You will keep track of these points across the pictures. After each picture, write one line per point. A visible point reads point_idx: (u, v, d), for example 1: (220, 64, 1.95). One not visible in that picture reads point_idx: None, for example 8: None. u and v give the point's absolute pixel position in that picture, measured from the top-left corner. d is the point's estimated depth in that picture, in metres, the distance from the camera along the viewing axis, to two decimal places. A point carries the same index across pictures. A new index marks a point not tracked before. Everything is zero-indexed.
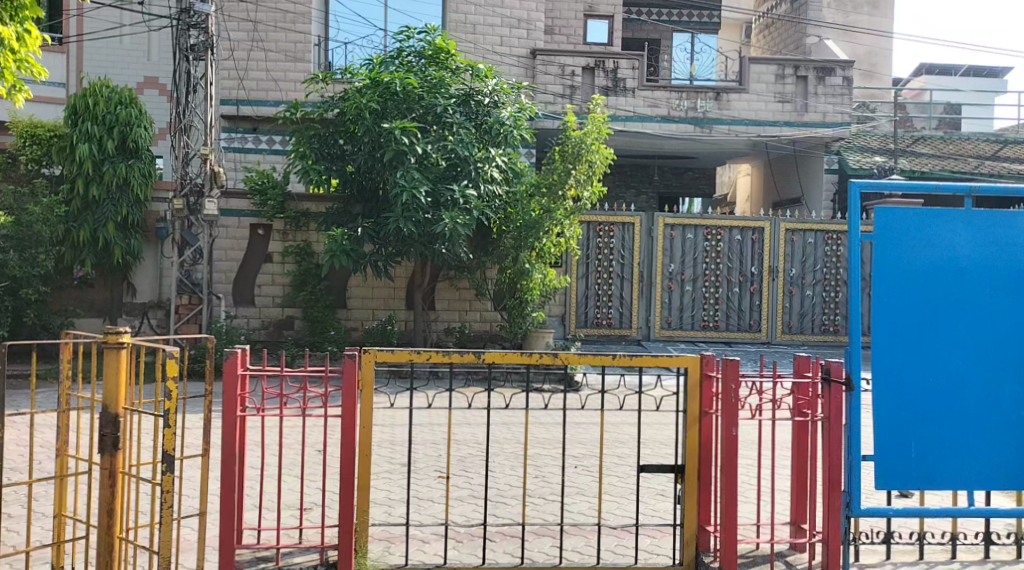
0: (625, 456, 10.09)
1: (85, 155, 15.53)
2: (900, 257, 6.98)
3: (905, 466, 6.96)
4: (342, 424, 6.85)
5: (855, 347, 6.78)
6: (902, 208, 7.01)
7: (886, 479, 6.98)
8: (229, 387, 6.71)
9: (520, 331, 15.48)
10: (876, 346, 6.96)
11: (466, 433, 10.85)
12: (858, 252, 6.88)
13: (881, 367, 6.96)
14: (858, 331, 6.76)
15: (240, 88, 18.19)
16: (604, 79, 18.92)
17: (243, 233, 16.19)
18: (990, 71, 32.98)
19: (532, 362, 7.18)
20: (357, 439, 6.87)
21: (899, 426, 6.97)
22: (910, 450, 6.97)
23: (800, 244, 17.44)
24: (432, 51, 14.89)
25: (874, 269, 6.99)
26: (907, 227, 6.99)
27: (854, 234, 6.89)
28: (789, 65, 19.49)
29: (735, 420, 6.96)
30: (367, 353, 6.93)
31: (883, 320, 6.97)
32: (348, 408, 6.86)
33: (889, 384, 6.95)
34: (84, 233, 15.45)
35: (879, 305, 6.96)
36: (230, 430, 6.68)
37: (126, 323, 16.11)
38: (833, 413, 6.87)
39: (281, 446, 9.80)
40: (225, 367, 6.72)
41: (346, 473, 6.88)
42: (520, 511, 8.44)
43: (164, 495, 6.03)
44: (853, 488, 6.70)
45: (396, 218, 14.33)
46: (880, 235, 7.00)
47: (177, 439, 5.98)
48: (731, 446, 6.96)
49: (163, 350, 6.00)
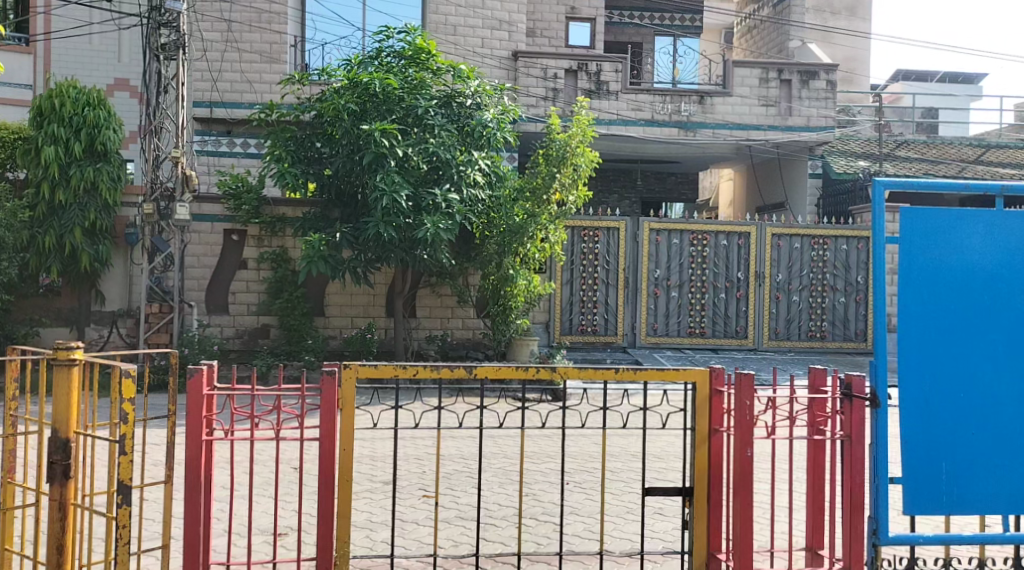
0: (621, 471, 9.58)
1: (50, 158, 14.86)
2: (927, 261, 6.50)
3: (935, 490, 6.48)
4: (321, 445, 6.31)
5: (882, 362, 6.33)
6: (930, 208, 6.53)
7: (915, 503, 6.48)
8: (195, 408, 6.15)
9: (504, 339, 15.02)
10: (902, 357, 6.48)
11: (453, 448, 10.32)
12: (883, 256, 6.39)
13: (908, 382, 6.48)
14: (884, 344, 6.29)
15: (213, 90, 17.67)
16: (587, 82, 18.41)
17: (217, 238, 15.59)
18: (965, 77, 32.70)
19: (527, 376, 6.66)
20: (337, 462, 6.32)
21: (928, 446, 6.48)
22: (940, 471, 6.48)
23: (786, 249, 16.98)
24: (412, 52, 14.37)
25: (899, 272, 6.52)
26: (934, 229, 6.51)
27: (879, 238, 6.40)
28: (772, 68, 19.04)
29: (751, 440, 6.56)
30: (348, 369, 6.36)
31: (909, 329, 6.48)
32: (326, 428, 6.32)
33: (917, 400, 6.46)
34: (50, 238, 14.85)
35: (906, 315, 6.48)
36: (197, 454, 6.14)
37: (94, 333, 15.55)
38: (854, 430, 6.44)
39: (253, 465, 9.27)
40: (190, 385, 6.16)
41: (326, 504, 6.34)
42: (513, 535, 7.92)
43: (120, 529, 5.49)
44: (879, 514, 6.31)
45: (376, 223, 13.75)
46: (906, 238, 6.51)
47: (134, 467, 5.45)
48: (746, 467, 6.58)
49: (119, 369, 5.45)
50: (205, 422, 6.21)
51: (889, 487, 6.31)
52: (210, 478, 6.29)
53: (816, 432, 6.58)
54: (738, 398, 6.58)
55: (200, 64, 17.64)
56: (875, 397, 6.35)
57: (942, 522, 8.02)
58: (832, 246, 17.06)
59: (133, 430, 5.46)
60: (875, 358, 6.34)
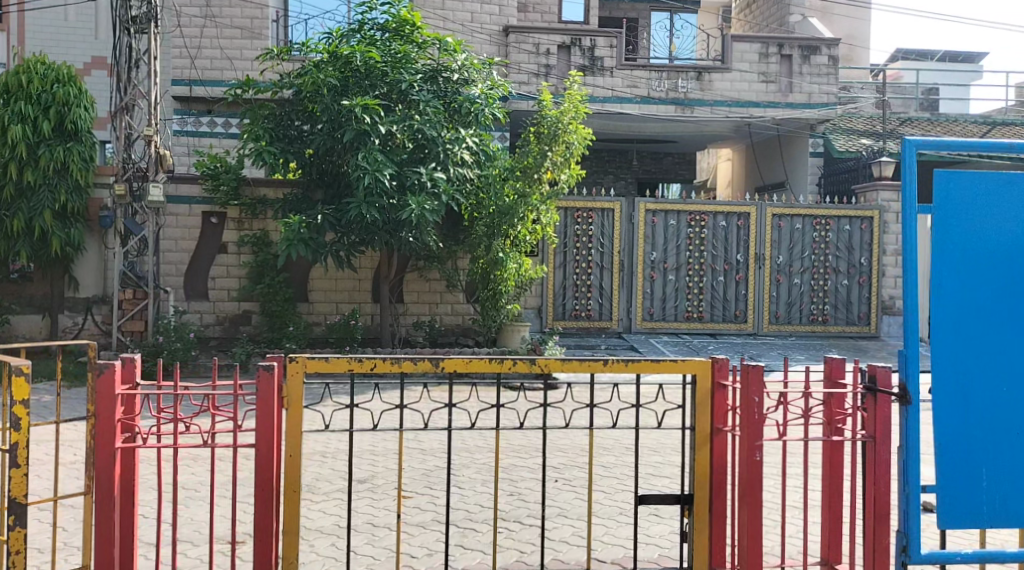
0: (613, 467, 8.87)
1: (17, 137, 13.98)
2: (966, 234, 5.78)
3: (974, 500, 5.78)
4: (257, 451, 5.68)
5: (912, 352, 5.62)
6: (968, 172, 5.80)
7: (952, 514, 5.77)
8: (107, 411, 5.66)
9: (494, 325, 14.24)
10: (936, 346, 5.78)
11: (432, 443, 9.61)
12: (915, 229, 5.67)
13: (943, 377, 5.77)
14: (915, 332, 5.57)
15: (191, 67, 16.92)
16: (581, 58, 17.66)
17: (195, 221, 14.81)
18: (966, 57, 31.89)
19: (504, 369, 5.94)
20: (276, 466, 5.71)
21: (966, 449, 5.78)
22: (980, 478, 5.78)
23: (787, 230, 16.23)
24: (396, 24, 13.57)
25: (933, 246, 5.81)
26: (973, 197, 5.80)
27: (911, 205, 5.66)
28: (772, 43, 18.23)
29: (757, 443, 5.85)
30: (293, 362, 5.78)
31: (942, 313, 5.78)
32: (265, 428, 5.70)
33: (951, 395, 5.77)
34: (19, 222, 14.14)
35: (940, 299, 5.78)
36: (108, 463, 5.68)
37: (68, 321, 14.80)
38: (878, 429, 5.79)
39: (213, 464, 8.66)
40: (102, 385, 5.67)
41: (264, 512, 5.71)
42: (491, 542, 7.19)
43: (12, 555, 5.25)
44: (909, 528, 5.61)
45: (358, 204, 12.96)
46: (941, 206, 5.79)
47: (26, 482, 5.21)
48: (755, 473, 5.86)
49: (9, 366, 5.22)
50: (119, 427, 5.71)
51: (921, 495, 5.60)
52: (131, 487, 5.83)
53: (835, 433, 5.91)
54: (744, 393, 5.85)
55: (178, 40, 16.93)
56: (905, 392, 5.64)
57: (977, 537, 7.29)
58: (834, 226, 16.31)
59: (25, 438, 5.24)
60: (903, 347, 5.65)
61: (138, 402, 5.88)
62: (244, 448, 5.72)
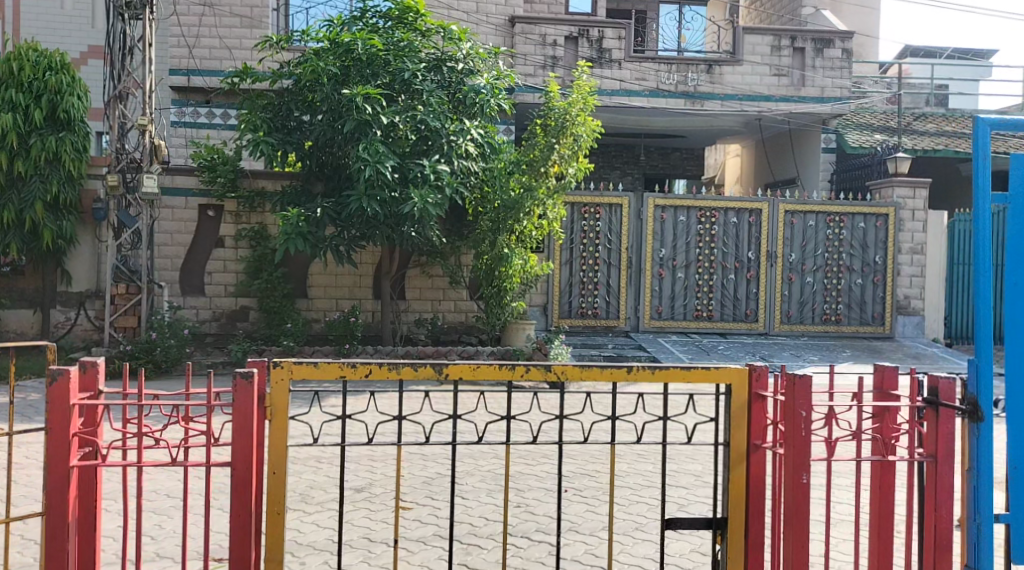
0: (626, 476, 8.33)
1: (7, 126, 13.50)
2: None
3: None
4: (234, 468, 5.39)
5: (985, 363, 5.61)
6: None
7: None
8: (60, 422, 5.45)
9: (499, 323, 13.72)
10: (1011, 350, 5.74)
11: (433, 448, 9.09)
12: (990, 223, 5.62)
13: (1017, 386, 5.74)
14: (988, 340, 5.57)
15: (189, 57, 16.38)
16: (589, 49, 17.10)
17: (191, 215, 14.20)
18: (977, 53, 31.31)
19: (515, 377, 5.56)
20: (255, 479, 5.40)
21: None
22: None
23: (800, 227, 15.67)
24: (400, 11, 13.00)
25: (1008, 238, 5.75)
26: None
27: (984, 197, 5.63)
28: (785, 35, 17.65)
29: (805, 463, 5.59)
30: (279, 369, 5.46)
31: (1017, 313, 5.74)
32: (241, 439, 5.40)
33: None
34: (9, 213, 13.58)
35: (1014, 297, 5.73)
36: (61, 477, 5.46)
37: (60, 316, 14.20)
38: (940, 448, 5.74)
39: (199, 471, 8.17)
40: (57, 394, 5.47)
41: (240, 527, 5.41)
42: (497, 560, 6.66)
43: None
44: (980, 561, 5.61)
45: (359, 197, 12.41)
46: (1016, 197, 5.72)
47: None
48: (799, 495, 5.59)
49: None
50: (73, 439, 5.50)
51: (993, 529, 5.60)
52: (91, 499, 5.62)
53: (888, 452, 5.80)
54: (792, 408, 5.60)
55: (176, 29, 16.37)
56: (976, 407, 5.64)
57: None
58: (849, 223, 15.75)
59: None
60: (974, 357, 5.66)
61: (99, 414, 5.66)
62: (219, 464, 5.43)
